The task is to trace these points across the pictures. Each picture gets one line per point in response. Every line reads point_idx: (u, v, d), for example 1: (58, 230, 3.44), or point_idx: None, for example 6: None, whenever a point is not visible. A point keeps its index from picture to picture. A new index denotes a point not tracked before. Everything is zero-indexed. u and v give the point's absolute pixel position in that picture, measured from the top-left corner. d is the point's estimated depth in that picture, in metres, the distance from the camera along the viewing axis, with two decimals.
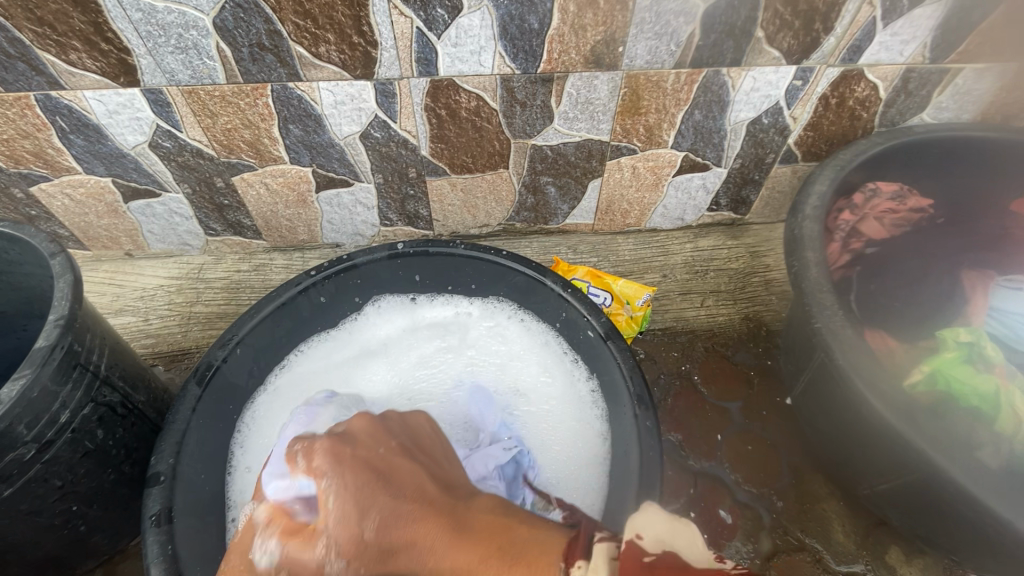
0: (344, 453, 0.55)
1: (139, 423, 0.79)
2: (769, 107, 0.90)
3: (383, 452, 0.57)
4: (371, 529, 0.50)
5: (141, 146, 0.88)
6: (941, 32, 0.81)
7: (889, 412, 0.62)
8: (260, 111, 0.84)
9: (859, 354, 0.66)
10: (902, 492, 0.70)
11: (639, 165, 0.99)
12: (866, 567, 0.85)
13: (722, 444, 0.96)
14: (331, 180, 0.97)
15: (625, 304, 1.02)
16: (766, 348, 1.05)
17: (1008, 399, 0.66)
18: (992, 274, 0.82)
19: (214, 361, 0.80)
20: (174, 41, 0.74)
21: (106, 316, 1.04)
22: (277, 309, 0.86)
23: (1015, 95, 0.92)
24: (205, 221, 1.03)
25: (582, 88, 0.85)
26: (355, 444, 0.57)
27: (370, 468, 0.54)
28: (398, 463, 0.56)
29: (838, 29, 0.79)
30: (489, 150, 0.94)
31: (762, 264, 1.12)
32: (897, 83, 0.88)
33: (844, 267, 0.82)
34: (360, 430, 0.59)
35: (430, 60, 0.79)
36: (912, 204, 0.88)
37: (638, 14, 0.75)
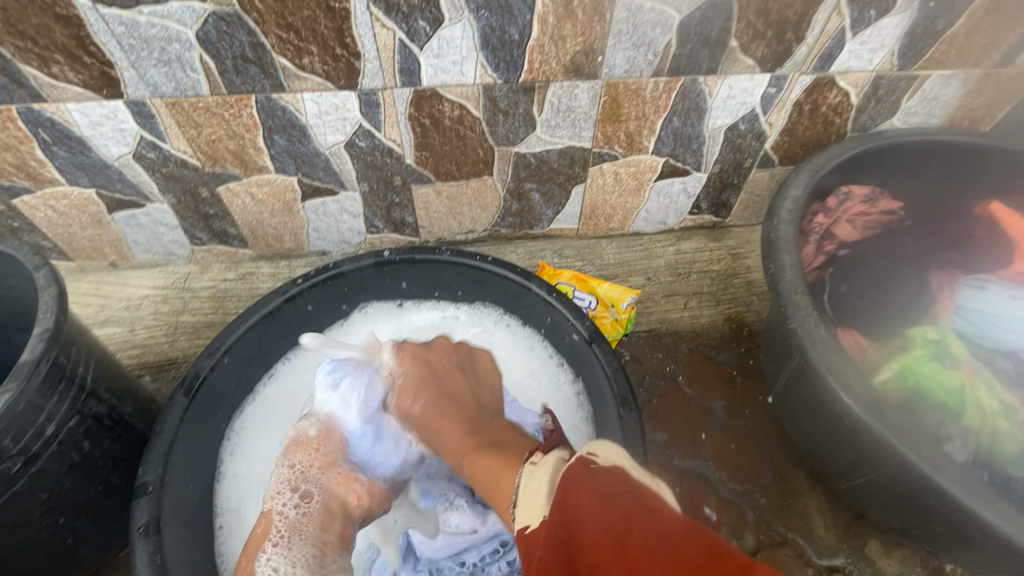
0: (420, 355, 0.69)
1: (126, 434, 0.78)
2: (745, 113, 0.93)
3: (453, 366, 0.67)
4: (423, 399, 0.63)
5: (125, 157, 0.88)
6: (908, 40, 0.84)
7: (861, 408, 0.64)
8: (244, 121, 0.84)
9: (833, 353, 0.69)
10: (877, 486, 0.73)
11: (620, 170, 1.01)
12: (846, 559, 0.88)
13: (706, 443, 0.98)
14: (317, 189, 0.98)
15: (610, 307, 1.04)
16: (748, 348, 1.08)
17: (974, 392, 0.70)
18: (958, 274, 0.83)
19: (202, 370, 0.79)
20: (157, 54, 0.74)
21: (91, 327, 1.03)
22: (264, 318, 0.86)
23: (980, 100, 0.96)
24: (191, 231, 1.03)
25: (563, 96, 0.86)
26: (427, 356, 0.68)
27: (432, 373, 0.66)
28: (457, 379, 0.65)
29: (808, 39, 0.82)
30: (474, 157, 0.95)
31: (743, 266, 1.15)
32: (867, 90, 0.91)
33: (818, 268, 0.87)
34: (440, 345, 0.70)
35: (413, 70, 0.80)
36: (883, 206, 0.92)
37: (616, 25, 0.77)
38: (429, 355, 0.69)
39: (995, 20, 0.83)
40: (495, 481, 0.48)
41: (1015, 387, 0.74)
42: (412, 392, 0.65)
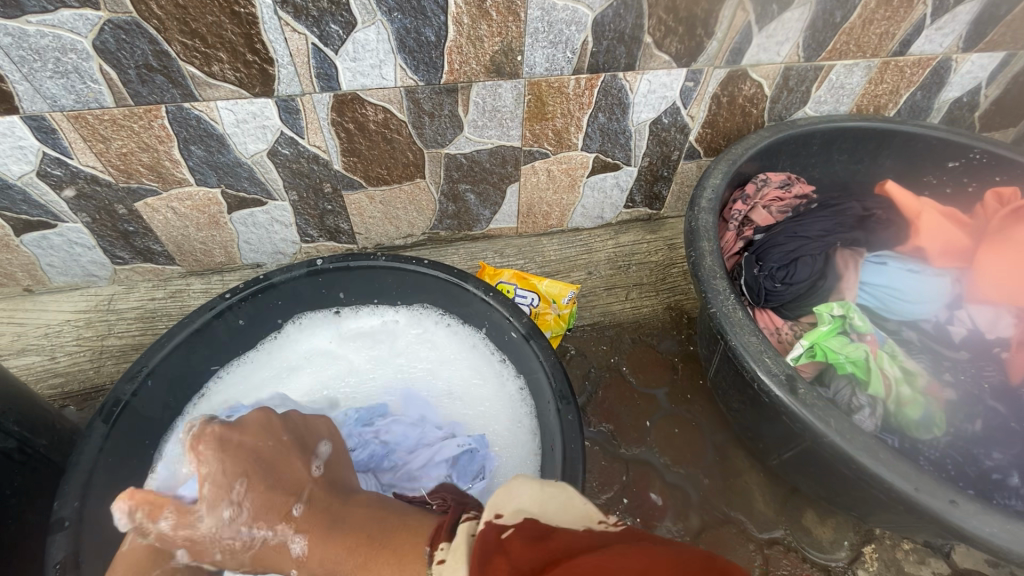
0: (230, 441, 0.59)
1: (41, 468, 0.74)
2: (667, 107, 0.96)
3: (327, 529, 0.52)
4: (296, 509, 0.57)
5: (28, 176, 0.83)
6: (811, 33, 0.88)
7: (776, 385, 0.67)
8: (157, 133, 0.81)
9: (752, 334, 0.71)
10: (803, 457, 0.76)
11: (553, 168, 1.02)
12: (785, 532, 0.91)
13: (651, 430, 1.00)
14: (243, 200, 0.95)
15: (552, 303, 1.04)
16: (688, 335, 1.11)
17: (877, 362, 0.75)
18: (862, 252, 0.90)
19: (123, 396, 0.75)
20: (52, 66, 0.70)
21: (6, 357, 0.97)
22: (190, 336, 0.83)
23: (883, 87, 1.02)
24: (111, 250, 0.99)
25: (487, 96, 0.87)
26: (231, 439, 0.60)
27: (254, 457, 0.59)
28: (318, 489, 0.60)
29: (718, 34, 0.85)
30: (403, 161, 0.95)
31: (680, 255, 1.18)
32: (779, 81, 0.95)
33: (738, 253, 0.94)
34: (252, 422, 0.63)
35: (331, 75, 0.79)
36: (797, 191, 0.97)
37: (532, 24, 0.78)
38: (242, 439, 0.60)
39: (888, 11, 0.88)
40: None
41: (917, 353, 0.81)
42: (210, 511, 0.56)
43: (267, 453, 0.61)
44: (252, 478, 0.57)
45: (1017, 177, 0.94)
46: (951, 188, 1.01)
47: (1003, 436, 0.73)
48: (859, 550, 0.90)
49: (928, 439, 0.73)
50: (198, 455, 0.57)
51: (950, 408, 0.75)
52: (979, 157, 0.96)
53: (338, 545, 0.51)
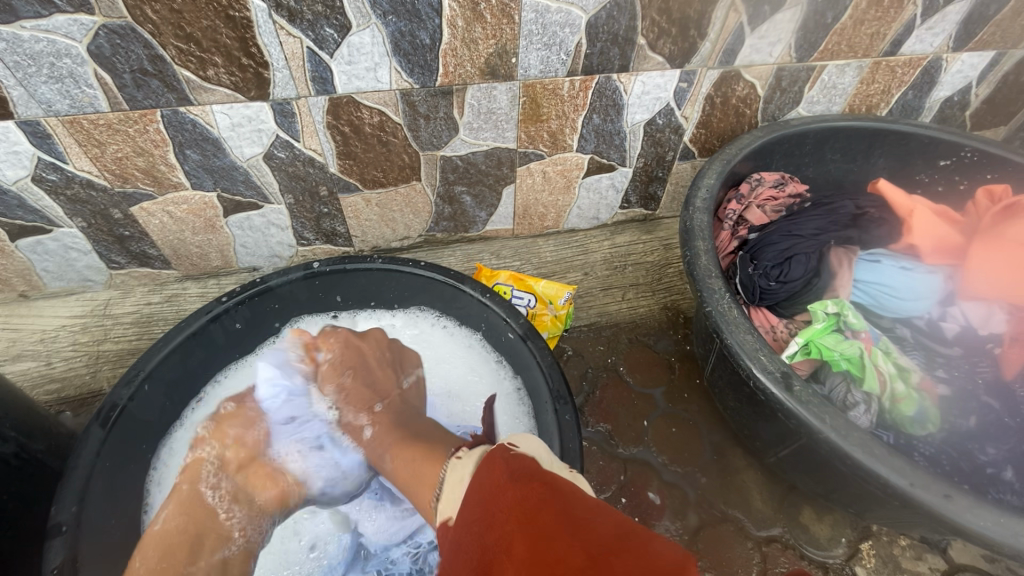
0: (352, 343, 0.90)
1: (38, 474, 0.74)
2: (661, 108, 0.96)
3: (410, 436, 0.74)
4: (379, 406, 0.82)
5: (23, 181, 0.83)
6: (802, 34, 0.89)
7: (772, 382, 0.68)
8: (152, 137, 0.81)
9: (748, 332, 0.72)
10: (800, 454, 0.77)
11: (548, 169, 1.03)
12: (783, 530, 0.91)
13: (649, 430, 1.00)
14: (239, 203, 0.95)
15: (548, 304, 1.04)
16: (685, 334, 1.12)
17: (871, 359, 0.76)
18: (856, 250, 0.91)
19: (120, 400, 0.75)
20: (46, 71, 0.70)
21: (2, 363, 0.97)
22: (187, 339, 0.83)
23: (874, 87, 1.03)
24: (107, 255, 0.98)
25: (482, 98, 0.87)
26: (360, 348, 0.89)
27: (363, 362, 0.88)
28: (398, 398, 0.85)
29: (711, 35, 0.86)
30: (399, 163, 0.95)
31: (676, 255, 1.19)
32: (772, 81, 0.96)
33: (733, 252, 0.94)
34: (371, 341, 0.91)
35: (326, 78, 0.79)
36: (791, 190, 0.97)
37: (526, 26, 0.79)
38: (359, 349, 0.89)
39: (878, 12, 0.89)
40: (420, 481, 0.64)
41: (910, 350, 0.82)
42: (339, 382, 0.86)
43: (371, 367, 0.87)
44: (360, 376, 0.86)
45: (1007, 174, 0.95)
46: (943, 186, 1.02)
47: (997, 431, 0.73)
48: (856, 547, 0.90)
49: (923, 435, 0.74)
50: (329, 345, 0.89)
51: (944, 404, 0.76)
52: (970, 155, 0.97)
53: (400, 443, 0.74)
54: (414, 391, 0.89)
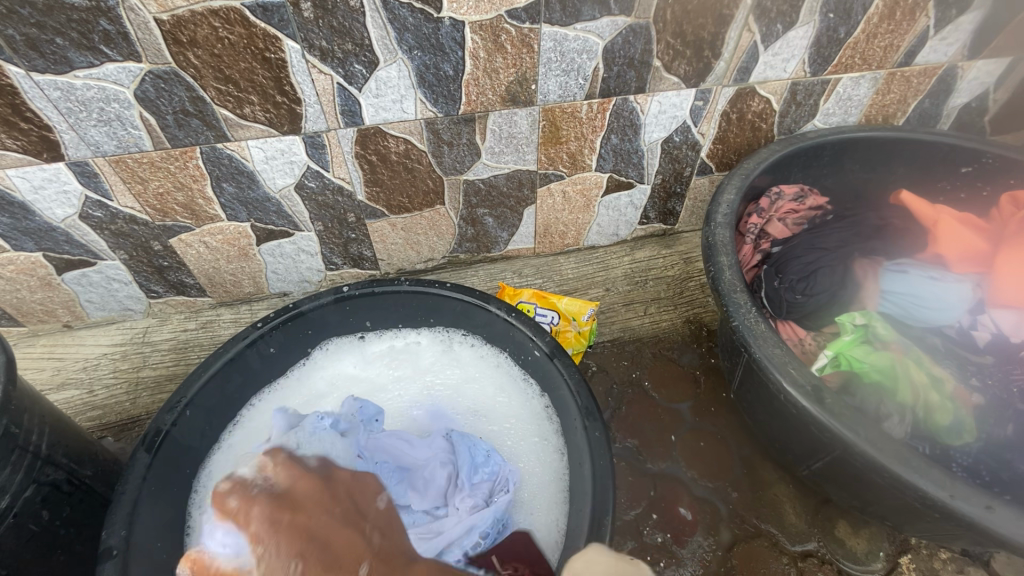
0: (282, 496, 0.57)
1: (89, 498, 0.77)
2: (678, 126, 0.98)
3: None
4: (363, 573, 0.50)
5: (71, 218, 0.87)
6: (815, 50, 0.91)
7: (804, 397, 0.68)
8: (191, 173, 0.85)
9: (775, 347, 0.72)
10: (832, 467, 0.76)
11: (568, 189, 1.05)
12: (818, 544, 0.90)
13: (677, 445, 1.01)
14: (271, 232, 0.99)
15: (572, 321, 1.06)
16: (709, 347, 1.12)
17: (904, 369, 0.76)
18: (881, 261, 0.92)
19: (163, 426, 0.78)
20: (96, 115, 0.75)
21: (48, 391, 1.01)
22: (226, 365, 0.86)
23: (890, 97, 1.04)
24: (146, 285, 1.03)
25: (503, 124, 0.90)
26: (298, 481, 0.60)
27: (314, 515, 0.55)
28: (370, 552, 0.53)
29: (725, 54, 0.88)
30: (424, 189, 0.98)
31: (697, 268, 1.19)
32: (787, 96, 0.98)
33: (756, 266, 0.95)
34: (304, 493, 0.58)
35: (355, 111, 0.83)
36: (812, 203, 0.99)
37: (545, 54, 0.82)
38: (297, 514, 0.55)
39: (891, 25, 0.90)
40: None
41: (943, 359, 0.81)
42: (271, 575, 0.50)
43: (327, 530, 0.54)
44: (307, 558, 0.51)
45: None
46: (966, 193, 1.02)
47: None
48: (895, 561, 0.89)
49: (959, 445, 0.73)
50: (250, 535, 0.53)
51: (979, 414, 0.75)
52: (991, 161, 0.96)
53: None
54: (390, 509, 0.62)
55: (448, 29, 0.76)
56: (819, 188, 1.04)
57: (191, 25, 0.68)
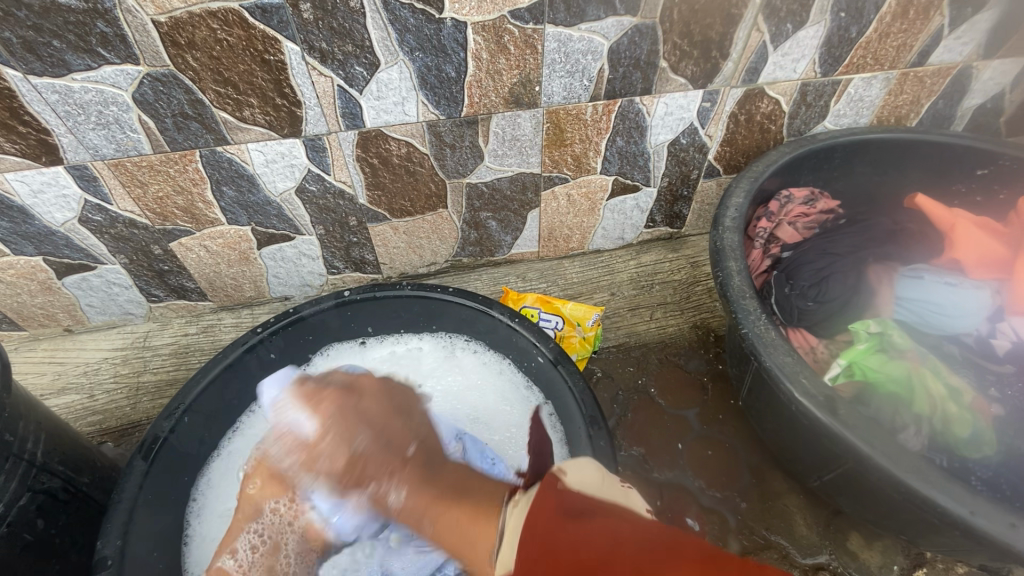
0: (349, 406, 0.60)
1: (85, 506, 0.76)
2: (685, 128, 0.96)
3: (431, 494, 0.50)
4: (412, 452, 0.56)
5: (71, 222, 0.87)
6: (826, 49, 0.89)
7: (816, 407, 0.66)
8: (191, 176, 0.84)
9: (785, 355, 0.70)
10: (846, 479, 0.73)
11: (573, 192, 1.03)
12: (831, 556, 0.88)
13: (684, 453, 0.98)
14: (272, 236, 0.98)
15: (576, 326, 1.04)
16: (717, 353, 1.10)
17: (920, 380, 0.73)
18: (895, 267, 0.90)
19: (161, 433, 0.77)
20: (94, 118, 0.74)
21: (48, 396, 1.00)
22: (225, 370, 0.85)
23: (903, 98, 1.01)
24: (147, 289, 1.02)
25: (507, 126, 0.88)
26: (357, 399, 0.62)
27: (366, 412, 0.60)
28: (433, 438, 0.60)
29: (733, 55, 0.86)
30: (426, 192, 0.97)
31: (704, 273, 1.17)
32: (797, 97, 0.96)
33: (765, 272, 0.93)
34: (366, 387, 0.64)
35: (356, 114, 0.81)
36: (822, 206, 0.97)
37: (549, 55, 0.80)
38: (360, 394, 0.62)
39: (904, 24, 0.88)
40: (462, 536, 0.46)
41: (961, 369, 0.79)
42: (337, 439, 0.57)
43: (384, 421, 0.59)
44: (370, 435, 0.57)
45: None
46: (981, 196, 0.99)
47: None
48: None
49: (978, 458, 0.71)
50: (321, 412, 0.60)
51: (999, 425, 0.73)
52: (1009, 163, 0.94)
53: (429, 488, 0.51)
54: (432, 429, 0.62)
55: (450, 30, 0.74)
56: (830, 192, 1.02)
57: (190, 26, 0.67)
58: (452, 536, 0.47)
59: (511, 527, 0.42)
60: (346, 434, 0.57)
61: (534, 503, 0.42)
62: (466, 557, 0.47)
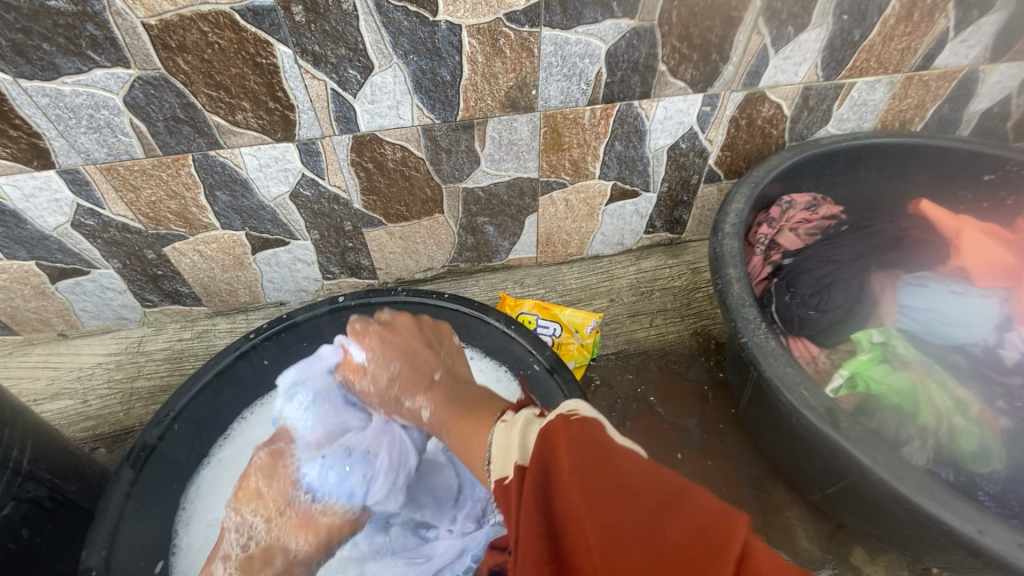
0: (390, 338, 0.74)
1: (72, 514, 0.75)
2: (684, 132, 0.95)
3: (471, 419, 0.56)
4: (437, 376, 0.70)
5: (64, 227, 0.86)
6: (829, 53, 0.87)
7: (818, 419, 0.64)
8: (184, 180, 0.84)
9: (786, 365, 0.68)
10: (849, 493, 0.71)
11: (571, 198, 1.02)
12: (833, 571, 0.85)
13: (683, 463, 0.96)
14: (267, 241, 0.97)
15: (575, 332, 1.02)
16: (717, 361, 1.08)
17: (925, 392, 0.72)
18: (899, 275, 0.88)
19: (150, 441, 0.76)
20: (86, 122, 0.73)
21: (41, 401, 0.99)
22: (217, 377, 0.84)
23: (907, 102, 0.99)
24: (141, 294, 1.01)
25: (503, 130, 0.87)
26: (393, 338, 0.74)
27: (410, 346, 0.73)
28: (458, 374, 0.71)
29: (734, 58, 0.84)
30: (422, 197, 0.95)
31: (704, 279, 1.15)
32: (798, 101, 0.94)
33: (766, 279, 0.91)
34: (402, 326, 0.76)
35: (350, 118, 0.80)
36: (825, 212, 0.96)
37: (545, 59, 0.79)
38: (399, 333, 0.75)
39: (908, 27, 0.86)
40: (466, 446, 0.54)
41: (967, 379, 0.77)
42: (382, 364, 0.73)
43: (415, 351, 0.73)
44: (403, 361, 0.72)
45: None
46: (988, 202, 0.97)
47: None
48: None
49: (986, 473, 0.69)
50: (368, 346, 0.74)
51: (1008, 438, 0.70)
52: (1016, 169, 0.92)
53: (451, 409, 0.62)
54: (458, 365, 0.73)
55: (445, 33, 0.73)
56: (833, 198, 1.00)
57: (181, 29, 0.67)
58: (462, 439, 0.55)
59: (503, 441, 0.47)
60: (391, 355, 0.73)
61: (546, 439, 0.42)
62: (464, 458, 0.55)
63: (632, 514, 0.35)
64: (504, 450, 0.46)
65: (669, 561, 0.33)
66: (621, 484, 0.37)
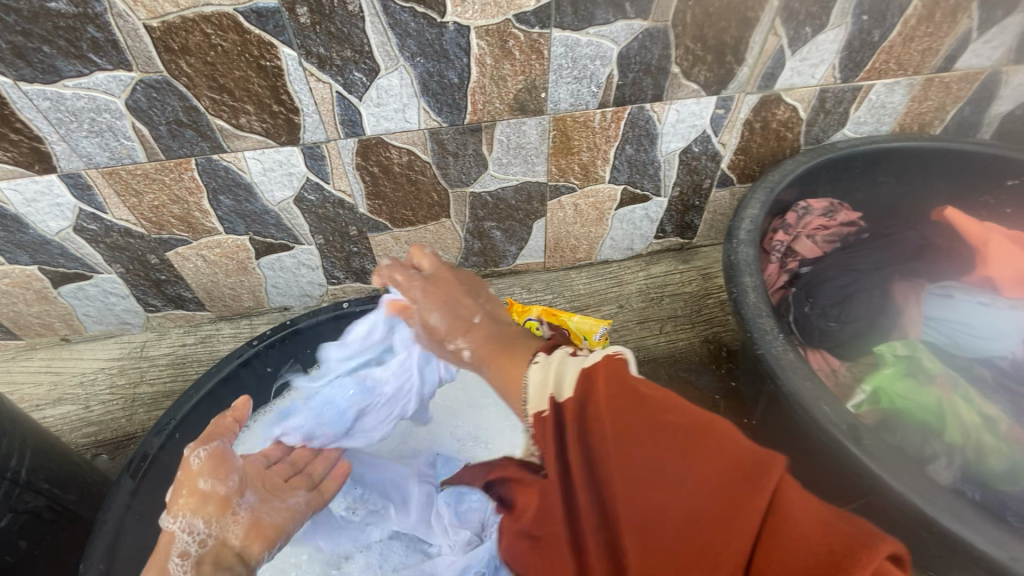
0: (432, 283, 0.71)
1: (71, 525, 0.73)
2: (697, 136, 0.92)
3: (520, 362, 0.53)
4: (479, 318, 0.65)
5: (66, 231, 0.85)
6: (847, 54, 0.85)
7: (840, 435, 0.61)
8: (187, 185, 0.82)
9: (805, 379, 0.66)
10: None
11: (580, 202, 1.00)
12: None
13: None
14: (271, 245, 0.95)
15: (583, 339, 0.98)
16: (729, 369, 1.04)
17: (951, 408, 0.69)
18: (923, 284, 0.85)
19: (150, 450, 0.74)
20: (87, 126, 0.72)
21: (43, 407, 0.98)
22: (219, 385, 0.82)
23: (927, 104, 0.97)
24: (144, 298, 1.00)
25: (512, 134, 0.85)
26: (434, 284, 0.71)
27: (452, 289, 0.69)
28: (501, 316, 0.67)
29: (749, 59, 0.82)
30: (428, 202, 0.94)
31: (716, 285, 1.13)
32: (815, 103, 0.91)
33: (783, 288, 0.88)
34: (444, 278, 0.71)
35: (355, 121, 0.79)
36: (843, 218, 0.94)
37: (555, 61, 0.77)
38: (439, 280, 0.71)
39: (929, 27, 0.84)
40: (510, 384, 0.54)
41: (993, 394, 0.74)
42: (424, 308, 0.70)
43: (458, 297, 0.68)
44: (444, 310, 0.68)
45: None
46: (1012, 208, 0.94)
47: None
48: None
49: (1015, 491, 0.63)
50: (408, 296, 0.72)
51: None
52: None
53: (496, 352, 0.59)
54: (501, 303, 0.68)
55: (453, 34, 0.72)
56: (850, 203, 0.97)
57: (183, 31, 0.65)
58: (499, 377, 0.56)
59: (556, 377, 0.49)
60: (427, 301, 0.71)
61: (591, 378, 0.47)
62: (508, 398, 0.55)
63: (669, 451, 0.41)
64: (542, 386, 0.50)
65: (701, 491, 0.39)
66: (657, 422, 0.42)
